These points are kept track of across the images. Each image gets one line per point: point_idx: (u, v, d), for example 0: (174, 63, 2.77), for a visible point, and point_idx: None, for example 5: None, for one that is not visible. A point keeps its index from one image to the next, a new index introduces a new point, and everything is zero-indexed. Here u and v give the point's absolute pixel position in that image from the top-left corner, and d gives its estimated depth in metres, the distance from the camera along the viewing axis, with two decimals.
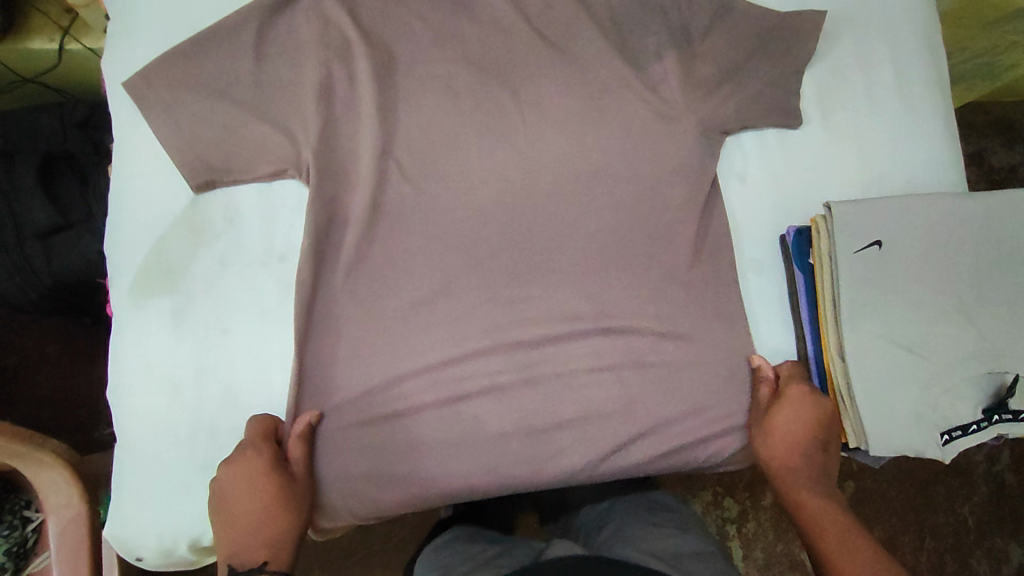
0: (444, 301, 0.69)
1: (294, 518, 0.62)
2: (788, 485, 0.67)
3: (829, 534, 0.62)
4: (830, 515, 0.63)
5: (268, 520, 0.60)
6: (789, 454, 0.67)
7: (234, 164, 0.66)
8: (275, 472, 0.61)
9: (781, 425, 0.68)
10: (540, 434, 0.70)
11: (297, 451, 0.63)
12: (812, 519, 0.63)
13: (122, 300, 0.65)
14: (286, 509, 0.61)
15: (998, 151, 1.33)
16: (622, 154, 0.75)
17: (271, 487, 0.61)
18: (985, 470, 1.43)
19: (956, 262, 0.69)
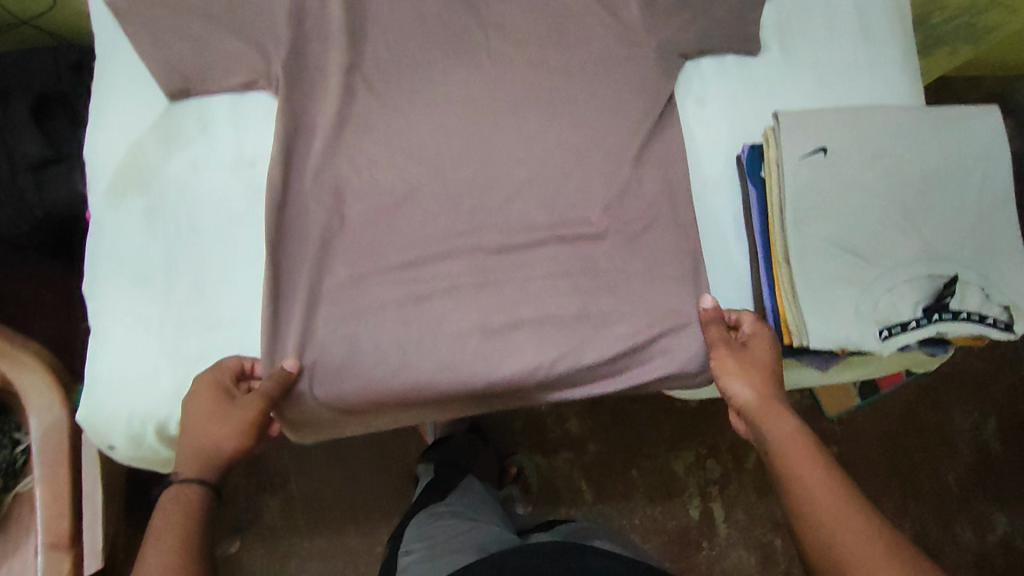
0: (407, 208, 0.75)
1: (220, 441, 0.62)
2: (762, 416, 0.66)
3: (800, 459, 0.61)
4: (801, 441, 0.63)
5: (198, 437, 0.62)
6: (762, 386, 0.68)
7: (219, 79, 0.72)
8: (217, 392, 0.65)
9: (753, 360, 0.69)
10: (497, 333, 0.74)
11: (267, 387, 0.67)
12: (784, 445, 0.63)
13: (99, 201, 0.71)
14: (214, 429, 0.62)
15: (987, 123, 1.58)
16: (580, 74, 0.79)
17: (210, 404, 0.64)
18: (969, 437, 1.46)
19: (901, 169, 0.71)
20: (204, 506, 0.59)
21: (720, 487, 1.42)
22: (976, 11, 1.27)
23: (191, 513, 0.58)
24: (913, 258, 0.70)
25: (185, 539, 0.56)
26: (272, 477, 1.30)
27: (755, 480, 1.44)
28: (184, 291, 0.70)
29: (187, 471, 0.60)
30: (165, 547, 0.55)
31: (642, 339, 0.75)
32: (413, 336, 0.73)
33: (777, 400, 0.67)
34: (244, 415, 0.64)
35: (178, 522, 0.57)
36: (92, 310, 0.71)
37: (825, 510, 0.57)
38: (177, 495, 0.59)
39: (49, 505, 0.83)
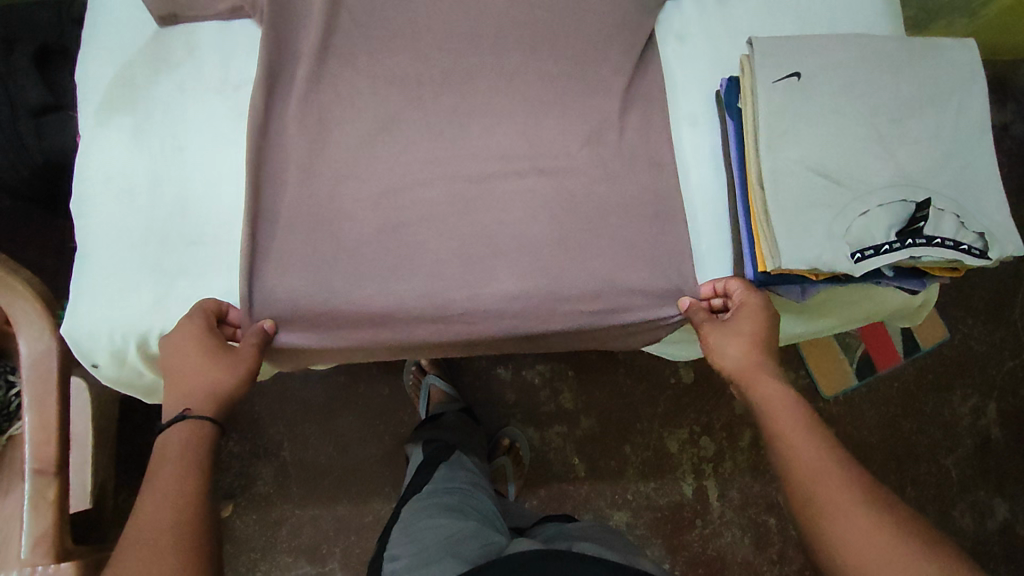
0: (387, 136, 0.76)
1: (225, 383, 0.64)
2: (748, 382, 0.67)
3: (785, 421, 0.62)
4: (787, 403, 0.63)
5: (202, 380, 0.63)
6: (747, 353, 0.68)
7: (205, 6, 0.74)
8: (210, 337, 0.65)
9: (745, 330, 0.69)
10: (476, 262, 0.73)
11: (253, 337, 0.68)
12: (769, 410, 0.64)
13: (88, 121, 0.73)
14: (217, 372, 0.63)
15: None
16: (563, 9, 0.80)
17: (205, 349, 0.64)
18: (969, 423, 1.43)
19: (877, 96, 0.71)
20: (211, 439, 0.60)
21: (715, 466, 1.41)
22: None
23: (198, 446, 0.59)
24: (890, 183, 0.69)
25: (195, 469, 0.57)
26: (267, 443, 1.31)
27: (749, 460, 1.43)
28: (167, 209, 0.71)
29: (198, 410, 0.61)
30: (177, 475, 0.56)
31: (621, 269, 0.76)
32: (391, 262, 0.72)
33: (763, 366, 0.67)
34: (244, 359, 0.66)
35: (187, 454, 0.58)
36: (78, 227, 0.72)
37: (808, 467, 0.58)
38: (183, 430, 0.60)
39: (38, 439, 0.79)
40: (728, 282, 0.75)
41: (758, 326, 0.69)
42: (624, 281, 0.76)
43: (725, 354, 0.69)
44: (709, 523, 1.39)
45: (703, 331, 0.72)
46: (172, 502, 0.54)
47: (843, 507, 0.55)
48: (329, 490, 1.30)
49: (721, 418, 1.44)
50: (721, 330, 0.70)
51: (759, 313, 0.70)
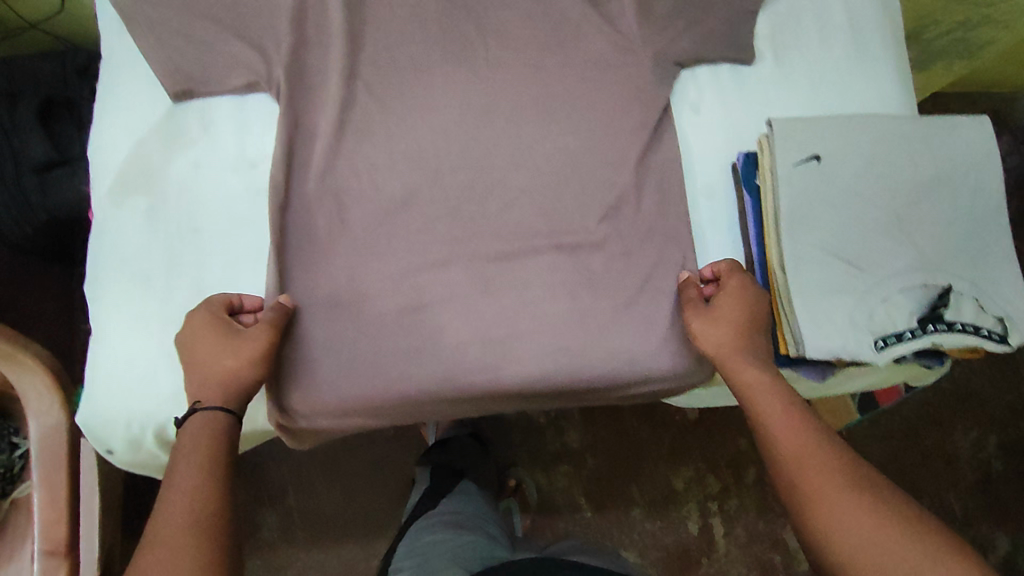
0: (407, 213, 0.75)
1: (235, 371, 0.64)
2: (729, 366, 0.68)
3: (770, 406, 0.65)
4: (769, 388, 0.66)
5: (211, 367, 0.63)
6: (729, 337, 0.69)
7: (221, 82, 0.74)
8: (220, 324, 0.65)
9: (728, 315, 0.70)
10: (497, 344, 0.74)
11: (269, 317, 0.68)
12: (752, 397, 0.66)
13: (103, 202, 0.72)
14: (226, 360, 0.63)
15: None
16: (580, 83, 0.80)
17: (215, 334, 0.64)
18: (970, 455, 1.44)
19: (895, 177, 0.72)
20: (223, 435, 0.60)
21: (720, 504, 1.41)
22: (971, 26, 1.29)
23: (211, 443, 0.59)
24: (908, 268, 0.70)
25: (208, 465, 0.56)
26: (271, 490, 1.29)
27: (754, 499, 1.42)
28: (183, 294, 0.70)
29: (209, 401, 0.62)
30: (191, 474, 0.56)
31: (640, 345, 0.76)
32: (412, 344, 0.73)
33: (745, 351, 0.69)
34: (253, 343, 0.65)
35: (199, 449, 0.58)
36: (94, 311, 0.71)
37: (789, 446, 0.61)
38: (194, 425, 0.60)
39: (45, 516, 0.82)
40: (719, 264, 0.76)
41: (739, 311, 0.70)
42: (641, 358, 0.76)
43: (707, 337, 0.70)
44: (713, 560, 1.38)
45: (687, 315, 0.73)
46: (187, 502, 0.54)
47: (828, 490, 0.58)
48: (333, 539, 1.28)
49: (727, 454, 1.43)
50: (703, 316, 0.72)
51: (740, 299, 0.71)
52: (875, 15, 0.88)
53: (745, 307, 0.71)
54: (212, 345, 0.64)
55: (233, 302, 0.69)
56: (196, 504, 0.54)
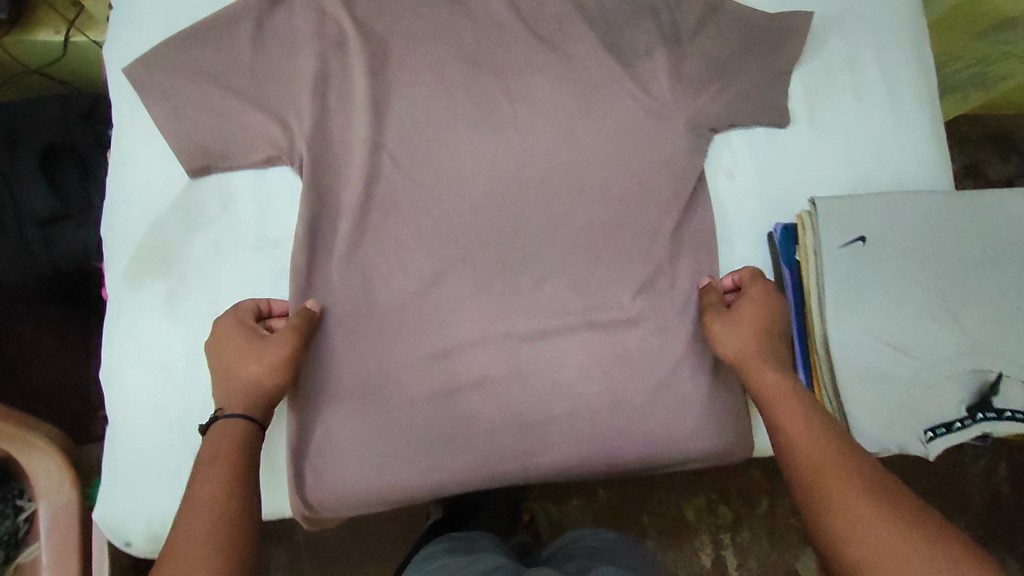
0: (436, 291, 0.73)
1: (259, 379, 0.63)
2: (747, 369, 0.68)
3: (786, 410, 0.63)
4: (786, 393, 0.65)
5: (237, 376, 0.63)
6: (748, 341, 0.69)
7: (240, 156, 0.71)
8: (245, 329, 0.65)
9: (750, 320, 0.70)
10: (530, 429, 0.72)
11: (294, 322, 0.66)
12: (770, 401, 0.65)
13: (117, 283, 0.69)
14: (250, 366, 0.63)
15: (993, 164, 1.52)
16: (611, 150, 0.78)
17: (241, 341, 0.64)
18: (981, 480, 1.29)
19: (942, 257, 0.70)
20: (246, 444, 0.59)
21: (733, 535, 1.27)
22: (991, 60, 1.24)
23: (235, 450, 0.58)
24: (955, 354, 0.68)
25: (232, 470, 0.56)
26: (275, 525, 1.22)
27: (767, 528, 1.29)
28: (206, 384, 0.68)
29: (232, 409, 0.62)
30: (215, 478, 0.55)
31: (676, 426, 0.74)
32: (444, 432, 0.71)
33: (763, 356, 0.68)
34: (276, 347, 0.64)
35: (223, 455, 0.57)
36: (111, 399, 0.68)
37: (808, 456, 0.59)
38: (220, 429, 0.60)
39: None
40: (742, 272, 0.75)
41: (760, 317, 0.70)
42: (677, 440, 0.74)
43: (726, 340, 0.70)
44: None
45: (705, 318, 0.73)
46: (209, 506, 0.53)
47: (844, 491, 0.55)
48: None
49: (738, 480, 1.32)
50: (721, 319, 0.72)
51: (763, 307, 0.71)
52: (911, 69, 0.85)
53: (764, 313, 0.71)
54: (239, 353, 0.64)
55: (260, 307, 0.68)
56: (218, 508, 0.53)
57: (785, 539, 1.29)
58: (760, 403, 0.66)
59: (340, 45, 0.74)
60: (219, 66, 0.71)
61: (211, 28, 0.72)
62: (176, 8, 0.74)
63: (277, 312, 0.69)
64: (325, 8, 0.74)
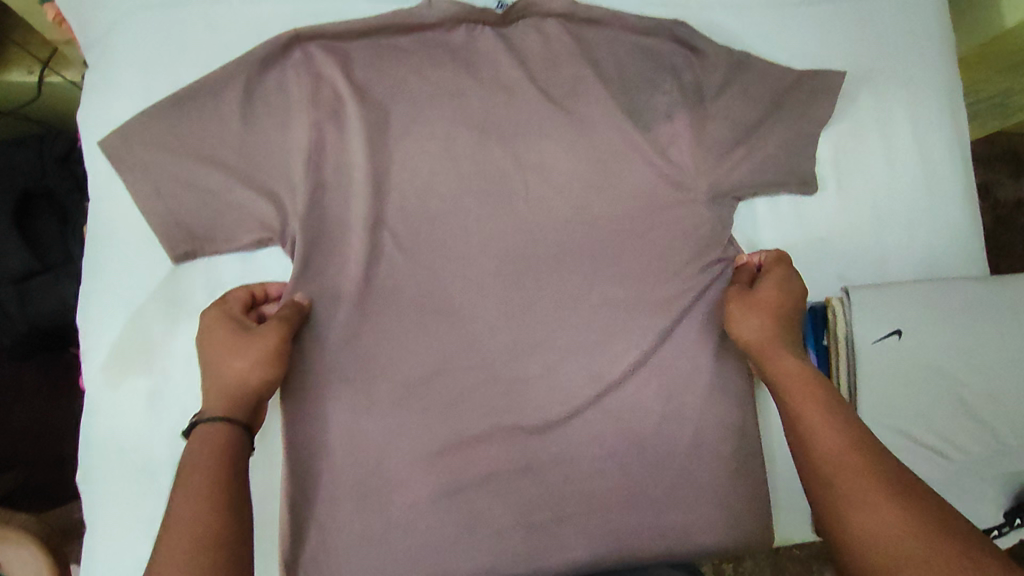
0: (440, 381, 0.67)
1: (243, 373, 0.57)
2: (766, 356, 0.61)
3: (803, 398, 0.56)
4: (803, 378, 0.58)
5: (220, 373, 0.57)
6: (767, 324, 0.63)
7: (229, 238, 0.66)
8: (229, 322, 0.60)
9: (770, 300, 0.65)
10: (541, 528, 0.68)
11: (282, 313, 0.62)
12: (786, 387, 0.58)
13: (95, 377, 0.64)
14: (233, 361, 0.57)
15: (1005, 182, 1.24)
16: (629, 222, 0.72)
17: (224, 335, 0.59)
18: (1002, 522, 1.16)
19: (983, 352, 0.66)
20: (234, 446, 0.53)
21: (734, 563, 1.05)
22: (1013, 93, 1.07)
23: (223, 453, 0.52)
24: (990, 454, 0.66)
25: (220, 478, 0.50)
26: None
27: (771, 557, 1.08)
28: None
29: (213, 409, 0.55)
30: (199, 487, 0.49)
31: (697, 522, 0.70)
32: (449, 534, 0.65)
33: (785, 341, 0.62)
34: (261, 338, 0.59)
35: (207, 461, 0.51)
36: (87, 504, 0.63)
37: (822, 444, 0.52)
38: (204, 429, 0.53)
39: None
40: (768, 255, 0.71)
41: (780, 300, 0.65)
42: (697, 536, 0.69)
43: (746, 325, 0.64)
44: None
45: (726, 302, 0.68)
46: (193, 522, 0.47)
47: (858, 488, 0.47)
48: None
49: None
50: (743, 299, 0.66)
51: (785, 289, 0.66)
52: (943, 130, 0.81)
53: (788, 298, 0.65)
54: (223, 346, 0.58)
55: (252, 294, 0.64)
56: (206, 526, 0.47)
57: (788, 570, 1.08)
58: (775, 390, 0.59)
59: (337, 111, 0.67)
60: (204, 137, 0.65)
61: (195, 95, 0.65)
62: (159, 71, 0.68)
63: (272, 296, 0.65)
64: (319, 70, 0.67)
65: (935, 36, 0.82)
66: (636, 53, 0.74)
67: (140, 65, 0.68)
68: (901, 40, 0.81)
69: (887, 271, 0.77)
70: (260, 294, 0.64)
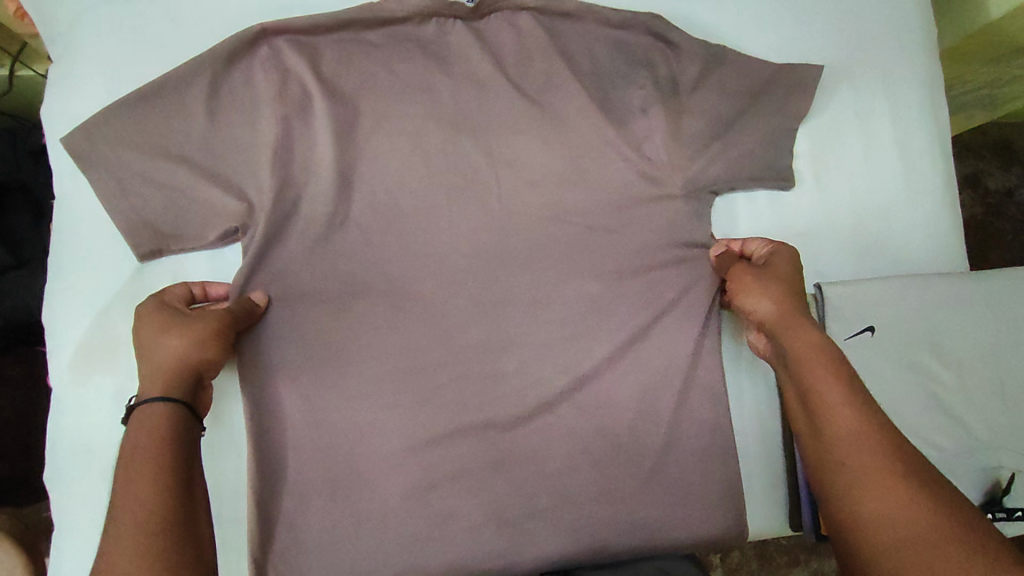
0: (411, 378, 0.66)
1: (179, 355, 0.56)
2: (781, 330, 0.59)
3: (822, 376, 0.54)
4: (818, 353, 0.56)
5: (155, 356, 0.55)
6: (781, 298, 0.61)
7: (194, 235, 0.65)
8: (165, 310, 0.59)
9: (783, 275, 0.63)
10: (513, 524, 0.66)
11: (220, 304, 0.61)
12: (800, 364, 0.56)
13: (61, 375, 0.64)
14: (168, 344, 0.56)
15: (994, 173, 1.23)
16: (603, 216, 0.71)
17: (158, 322, 0.58)
18: None
19: (953, 346, 0.67)
20: (178, 426, 0.52)
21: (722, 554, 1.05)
22: (1000, 83, 1.05)
23: (167, 434, 0.50)
24: (963, 453, 0.65)
25: (164, 458, 0.48)
26: None
27: (758, 546, 1.07)
28: None
29: (150, 392, 0.53)
30: (143, 468, 0.47)
31: (672, 517, 0.69)
32: (421, 531, 0.65)
33: (801, 315, 0.60)
34: (197, 325, 0.58)
35: (149, 444, 0.49)
36: (53, 502, 0.63)
37: (843, 430, 0.51)
38: (141, 413, 0.51)
39: None
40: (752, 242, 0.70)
41: (789, 275, 0.63)
42: (673, 534, 0.68)
43: (759, 298, 0.62)
44: None
45: (738, 277, 0.65)
46: (135, 504, 0.45)
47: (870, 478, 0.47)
48: None
49: None
50: (756, 273, 0.64)
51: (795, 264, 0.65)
52: (924, 124, 0.80)
53: (798, 273, 0.64)
54: (157, 331, 0.57)
55: (190, 292, 0.63)
56: (151, 507, 0.45)
57: (773, 560, 1.07)
58: (788, 366, 0.57)
59: (304, 108, 0.66)
60: (169, 134, 0.64)
61: (160, 91, 0.64)
62: (124, 66, 0.68)
63: (214, 296, 0.64)
64: (287, 66, 0.66)
65: (917, 30, 0.81)
66: (610, 47, 0.73)
67: (107, 62, 0.67)
68: (881, 33, 0.80)
69: (864, 266, 0.76)
70: (198, 293, 0.63)
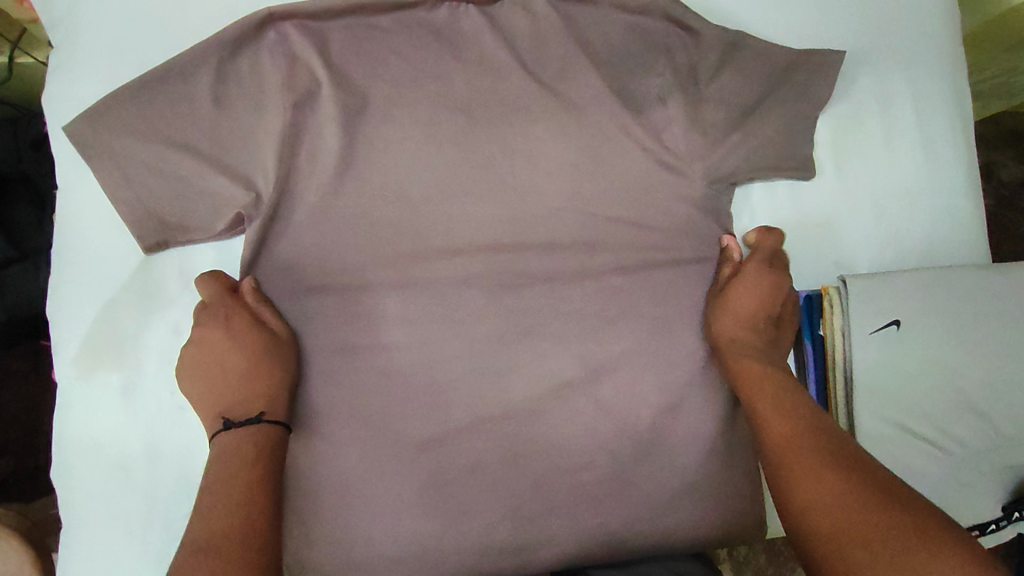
0: (423, 374, 0.65)
1: (270, 374, 0.60)
2: (728, 356, 0.64)
3: (761, 395, 0.60)
4: (763, 376, 0.61)
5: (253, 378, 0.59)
6: (737, 326, 0.65)
7: (202, 227, 0.64)
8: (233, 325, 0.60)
9: (744, 301, 0.66)
10: (529, 520, 0.65)
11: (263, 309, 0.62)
12: (745, 386, 0.62)
13: (66, 371, 0.63)
14: (256, 363, 0.59)
15: (1008, 164, 1.21)
16: (619, 207, 0.69)
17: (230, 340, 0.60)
18: None
19: (982, 340, 0.65)
20: (273, 444, 0.56)
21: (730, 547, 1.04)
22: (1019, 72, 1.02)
23: (264, 456, 0.54)
24: (989, 447, 0.64)
25: (256, 481, 0.52)
26: None
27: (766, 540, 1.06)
28: (170, 485, 0.63)
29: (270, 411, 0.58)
30: (236, 491, 0.51)
31: (690, 514, 0.67)
32: (434, 529, 0.63)
33: (750, 342, 0.64)
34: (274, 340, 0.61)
35: (246, 466, 0.53)
36: (63, 500, 0.62)
37: (783, 435, 0.55)
38: (256, 431, 0.56)
39: None
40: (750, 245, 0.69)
41: (750, 299, 0.66)
42: (692, 530, 0.67)
43: (719, 323, 0.66)
44: None
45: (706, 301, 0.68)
46: (229, 526, 0.48)
47: (811, 474, 0.50)
48: None
49: None
50: (719, 297, 0.67)
51: (760, 286, 0.66)
52: (947, 113, 0.78)
53: (759, 297, 0.66)
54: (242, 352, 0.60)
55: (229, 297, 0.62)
56: (241, 526, 0.49)
57: (783, 554, 1.06)
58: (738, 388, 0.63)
59: (312, 96, 0.64)
60: (173, 122, 0.62)
61: (165, 78, 0.62)
62: (127, 52, 0.66)
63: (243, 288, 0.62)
64: (295, 51, 0.64)
65: (941, 14, 0.79)
66: (627, 33, 0.70)
67: (111, 49, 0.66)
68: (906, 18, 0.78)
69: (885, 256, 0.75)
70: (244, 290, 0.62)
